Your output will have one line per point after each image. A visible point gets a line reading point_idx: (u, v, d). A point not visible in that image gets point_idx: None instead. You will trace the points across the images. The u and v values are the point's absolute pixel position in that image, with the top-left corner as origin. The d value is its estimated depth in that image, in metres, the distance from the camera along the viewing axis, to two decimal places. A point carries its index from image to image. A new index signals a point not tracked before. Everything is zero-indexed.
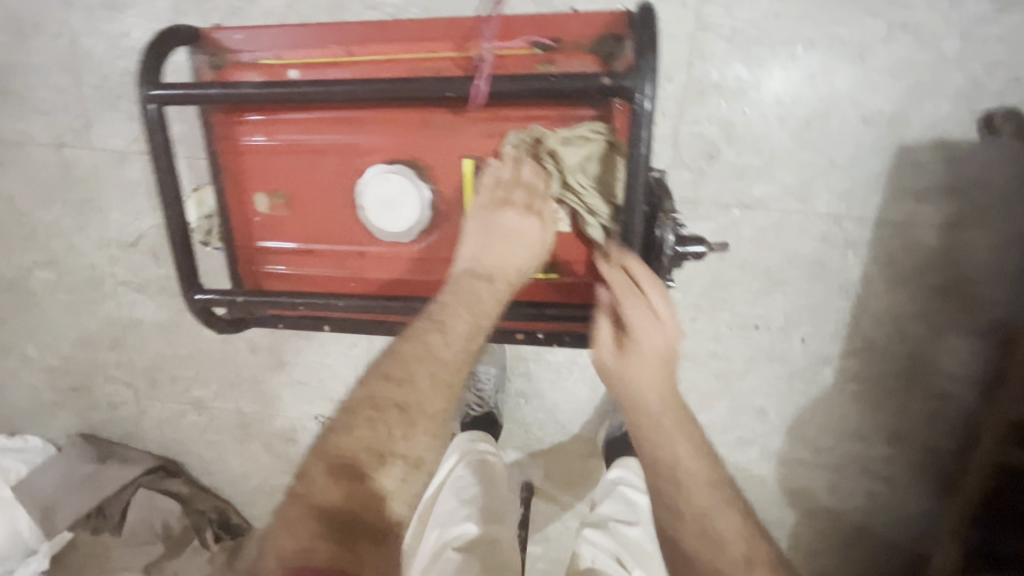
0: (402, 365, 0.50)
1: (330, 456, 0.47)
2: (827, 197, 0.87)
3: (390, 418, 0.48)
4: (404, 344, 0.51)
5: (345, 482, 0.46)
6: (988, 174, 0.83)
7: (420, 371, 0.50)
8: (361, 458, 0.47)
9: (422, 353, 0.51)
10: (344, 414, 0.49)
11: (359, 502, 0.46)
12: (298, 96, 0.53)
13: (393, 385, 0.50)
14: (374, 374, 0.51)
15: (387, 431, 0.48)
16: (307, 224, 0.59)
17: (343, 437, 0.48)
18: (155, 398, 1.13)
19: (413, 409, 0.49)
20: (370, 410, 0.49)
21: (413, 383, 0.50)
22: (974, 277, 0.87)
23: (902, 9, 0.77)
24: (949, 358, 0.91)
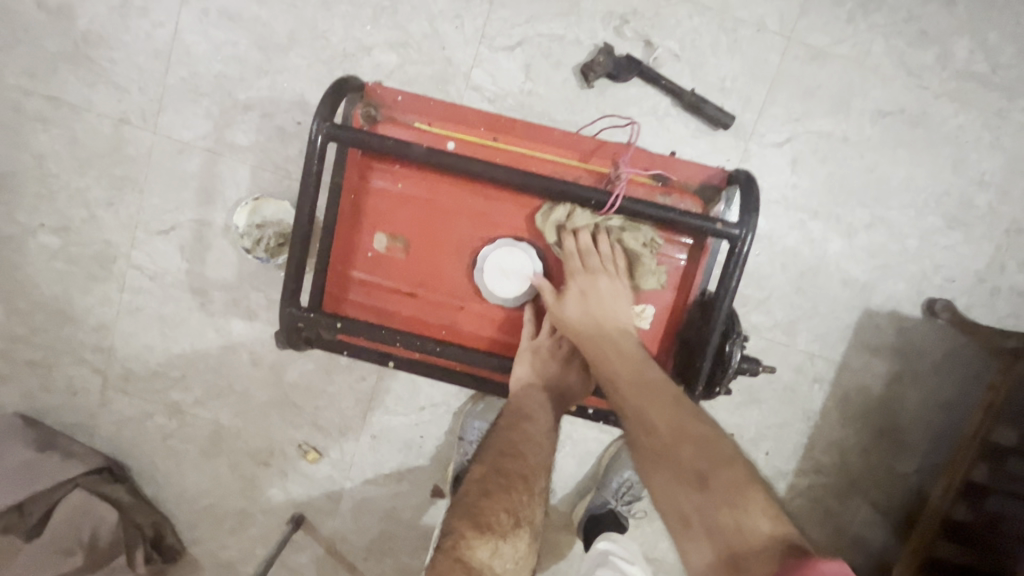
0: (521, 407, 0.65)
1: (474, 519, 0.57)
2: (806, 337, 1.04)
3: (514, 486, 0.60)
4: (509, 432, 0.63)
5: (490, 541, 0.56)
6: (924, 346, 1.04)
7: (529, 453, 0.62)
8: (497, 523, 0.57)
9: (525, 443, 0.63)
10: (472, 490, 0.60)
11: (502, 560, 0.56)
12: (458, 168, 0.60)
13: (512, 463, 0.61)
14: (494, 458, 0.62)
15: (516, 501, 0.59)
16: (419, 272, 0.65)
17: (477, 504, 0.58)
18: (124, 393, 1.06)
19: (528, 484, 0.61)
20: (499, 486, 0.59)
21: (524, 465, 0.62)
22: (905, 427, 1.06)
23: (884, 207, 0.99)
24: (877, 491, 1.08)
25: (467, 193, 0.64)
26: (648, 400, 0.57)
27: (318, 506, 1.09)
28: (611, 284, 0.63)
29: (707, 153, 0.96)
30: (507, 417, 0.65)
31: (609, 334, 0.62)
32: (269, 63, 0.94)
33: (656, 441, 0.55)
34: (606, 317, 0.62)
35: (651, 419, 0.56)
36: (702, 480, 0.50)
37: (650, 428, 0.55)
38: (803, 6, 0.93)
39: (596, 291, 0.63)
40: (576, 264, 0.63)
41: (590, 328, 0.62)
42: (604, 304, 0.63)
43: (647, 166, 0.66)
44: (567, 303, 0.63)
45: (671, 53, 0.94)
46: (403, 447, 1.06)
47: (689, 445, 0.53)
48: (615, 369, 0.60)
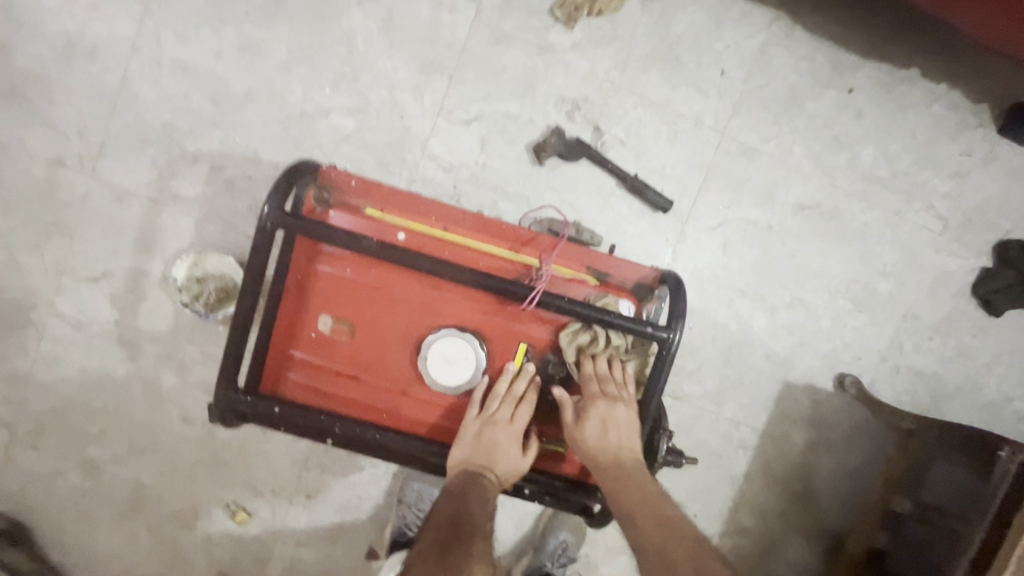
0: (465, 473, 0.64)
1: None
2: (732, 406, 1.11)
3: (451, 548, 0.57)
4: (445, 507, 0.62)
5: None
6: (835, 417, 1.13)
7: (465, 519, 0.60)
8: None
9: (461, 513, 0.61)
10: (412, 564, 0.57)
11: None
12: (406, 262, 0.62)
13: (450, 531, 0.59)
14: (433, 530, 0.60)
15: (453, 564, 0.56)
16: (361, 355, 0.66)
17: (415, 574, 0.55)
18: (33, 448, 0.98)
19: (467, 547, 0.58)
20: (435, 552, 0.57)
21: (461, 531, 0.59)
22: (821, 491, 1.14)
23: (802, 289, 1.09)
24: (794, 551, 1.15)
25: (414, 283, 0.66)
26: (664, 530, 0.59)
27: (243, 570, 1.04)
28: (623, 407, 0.65)
29: (648, 232, 1.03)
30: (449, 495, 0.63)
31: (620, 459, 0.64)
32: (222, 118, 0.94)
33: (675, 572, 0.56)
34: (620, 444, 0.64)
35: (668, 551, 0.58)
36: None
37: (666, 558, 0.57)
38: (734, 106, 1.03)
39: (611, 419, 0.64)
40: (594, 389, 0.66)
41: (603, 456, 0.64)
42: (620, 433, 0.64)
43: (585, 264, 0.71)
44: (588, 431, 0.64)
45: (618, 139, 1.00)
46: (339, 507, 1.04)
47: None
48: (629, 496, 0.61)
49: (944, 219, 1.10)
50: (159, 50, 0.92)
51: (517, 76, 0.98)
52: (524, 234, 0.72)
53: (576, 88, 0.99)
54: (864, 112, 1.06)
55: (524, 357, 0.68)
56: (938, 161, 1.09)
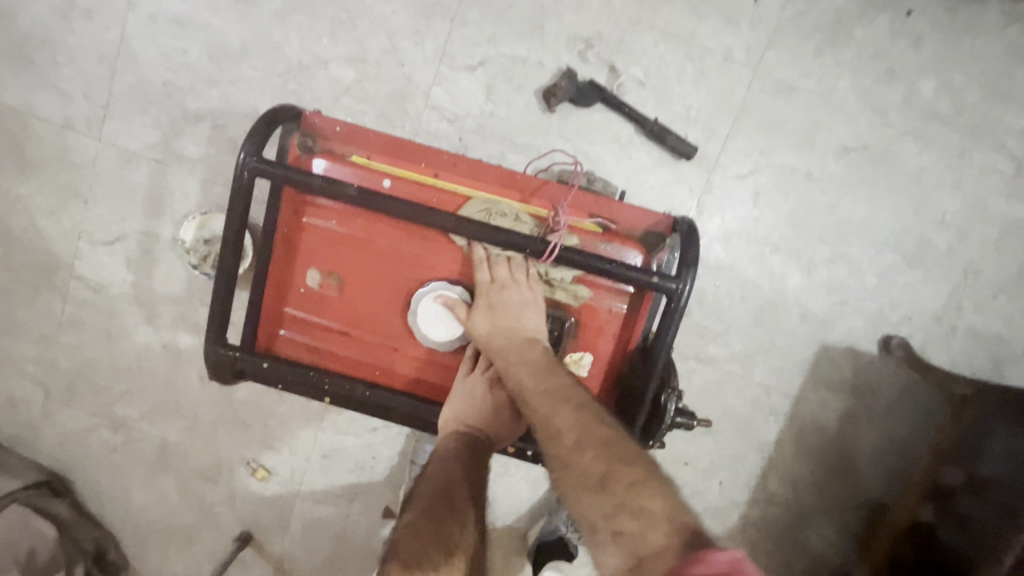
0: (454, 443, 0.60)
1: (404, 559, 0.51)
2: (763, 370, 1.04)
3: (443, 517, 0.55)
4: (434, 476, 0.58)
5: None
6: (878, 382, 1.04)
7: (456, 491, 0.57)
8: (428, 559, 0.51)
9: (453, 483, 0.57)
10: (400, 537, 0.53)
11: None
12: (389, 210, 0.58)
13: (442, 502, 0.56)
14: (422, 503, 0.56)
15: (445, 538, 0.53)
16: (350, 310, 0.64)
17: (408, 549, 0.51)
18: (66, 406, 1.03)
19: (459, 520, 0.56)
20: (428, 522, 0.54)
21: (453, 503, 0.56)
22: (860, 462, 1.07)
23: (844, 244, 0.99)
24: (828, 524, 1.09)
25: (404, 234, 0.62)
26: (554, 402, 0.54)
27: (266, 525, 1.07)
28: (518, 294, 0.61)
29: (670, 183, 0.94)
30: (442, 465, 0.59)
31: (519, 349, 0.59)
32: (221, 73, 0.91)
33: (557, 429, 0.53)
34: (517, 334, 0.60)
35: (557, 429, 0.52)
36: (601, 482, 0.48)
37: (554, 426, 0.53)
38: (770, 38, 0.92)
39: (501, 305, 0.60)
40: (489, 283, 0.61)
41: (499, 346, 0.59)
42: (511, 318, 0.60)
43: (590, 210, 0.65)
44: (481, 325, 0.60)
45: (636, 80, 0.92)
46: (354, 468, 1.04)
47: (574, 420, 0.52)
48: (526, 381, 0.57)
49: (1019, 159, 0.96)
50: (155, 4, 0.90)
51: (524, 14, 0.90)
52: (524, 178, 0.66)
53: (589, 25, 0.90)
54: (924, 37, 0.92)
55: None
56: (1013, 93, 0.94)
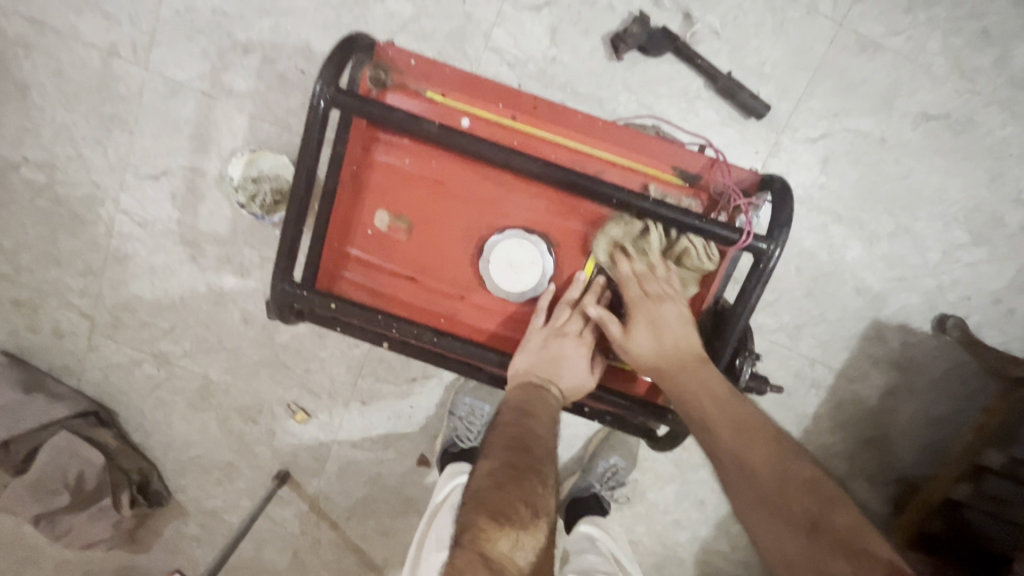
0: (531, 404, 0.55)
1: (491, 506, 0.44)
2: (809, 343, 1.02)
3: (527, 471, 0.48)
4: (510, 426, 0.52)
5: (512, 531, 0.43)
6: (925, 361, 1.02)
7: (535, 446, 0.51)
8: (517, 513, 0.44)
9: (531, 436, 0.52)
10: (480, 485, 0.46)
11: (524, 554, 0.43)
12: (471, 151, 0.55)
13: (522, 454, 0.49)
14: (500, 451, 0.49)
15: (533, 491, 0.46)
16: (418, 255, 0.62)
17: (490, 494, 0.45)
18: (111, 340, 1.03)
19: (541, 477, 0.49)
20: (514, 473, 0.47)
21: (534, 458, 0.50)
22: (895, 438, 1.06)
23: (910, 217, 0.95)
24: (855, 496, 1.09)
25: (478, 177, 0.60)
26: (754, 445, 0.48)
27: (304, 466, 1.10)
28: (678, 309, 0.57)
29: (735, 144, 0.90)
30: (516, 413, 0.54)
31: (687, 364, 0.54)
32: (273, 2, 0.87)
33: (758, 488, 0.46)
34: (683, 346, 0.56)
35: (749, 462, 0.48)
36: (812, 525, 0.43)
37: (748, 474, 0.47)
38: None
39: (662, 320, 0.57)
40: (635, 288, 0.58)
41: (659, 360, 0.56)
42: (675, 335, 0.56)
43: (673, 164, 0.61)
44: (638, 339, 0.57)
45: (711, 30, 0.86)
46: (393, 415, 1.05)
47: (789, 481, 0.46)
48: (683, 379, 0.53)
49: None
50: None
51: None
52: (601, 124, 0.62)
53: None
54: None
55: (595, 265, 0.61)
56: None
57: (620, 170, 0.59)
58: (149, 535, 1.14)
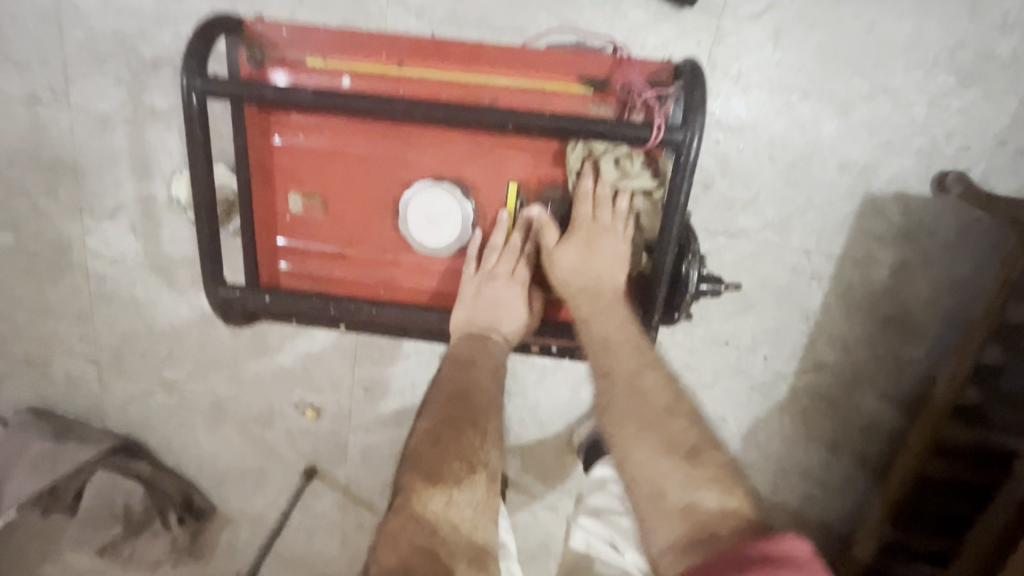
0: (473, 353, 0.58)
1: (426, 468, 0.50)
2: (801, 234, 0.96)
3: (464, 426, 0.53)
4: (453, 380, 0.56)
5: (444, 491, 0.49)
6: (933, 226, 0.94)
7: (477, 398, 0.56)
8: (449, 472, 0.50)
9: (472, 388, 0.56)
10: (420, 444, 0.53)
11: (459, 509, 0.49)
12: (353, 108, 0.53)
13: (460, 410, 0.54)
14: (440, 408, 0.55)
15: (467, 446, 0.52)
16: (340, 230, 0.61)
17: (423, 455, 0.51)
18: (120, 377, 1.08)
19: (480, 430, 0.54)
20: (448, 434, 0.52)
21: (474, 410, 0.55)
22: (914, 314, 1.00)
23: (886, 73, 0.86)
24: (884, 381, 1.04)
25: (375, 136, 0.58)
26: (643, 374, 0.57)
27: (328, 458, 1.13)
28: (615, 239, 0.57)
29: (673, 40, 0.83)
30: (457, 365, 0.58)
31: (604, 299, 0.59)
32: (167, 9, 0.84)
33: (646, 416, 0.55)
34: (601, 278, 0.58)
35: (643, 386, 0.56)
36: (691, 456, 0.53)
37: (643, 400, 0.56)
38: None
39: (595, 245, 0.58)
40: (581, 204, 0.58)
41: (579, 282, 0.59)
42: (604, 259, 0.58)
43: (577, 72, 0.57)
44: (565, 255, 0.58)
45: None
46: (397, 394, 1.07)
47: (677, 420, 0.55)
48: (599, 322, 0.58)
49: None
50: None
51: None
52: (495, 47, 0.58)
53: None
54: None
55: (518, 199, 0.59)
56: None
57: (518, 92, 0.56)
58: (208, 547, 1.22)
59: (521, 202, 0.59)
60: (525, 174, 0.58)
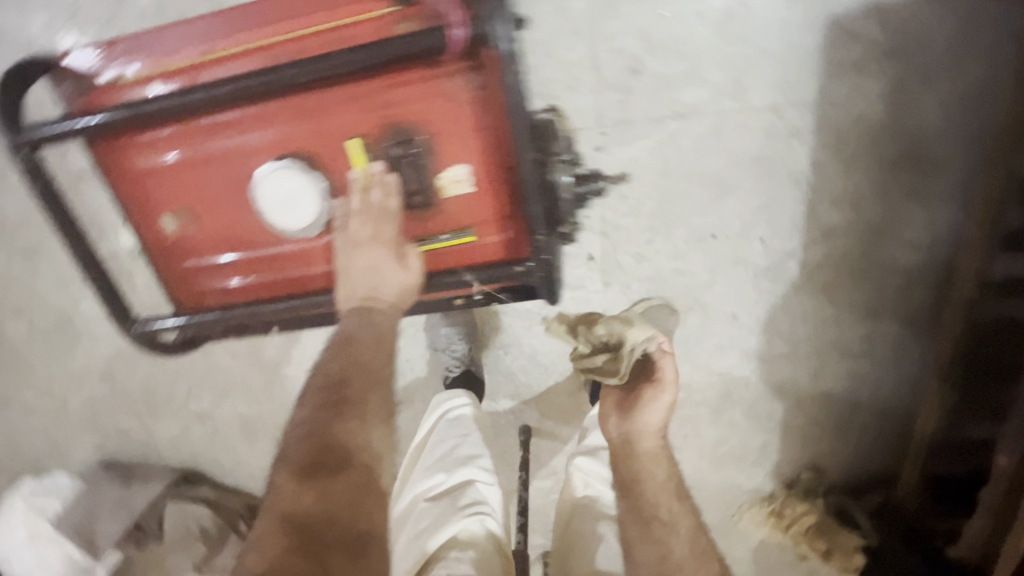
0: (348, 337, 0.60)
1: (298, 464, 0.52)
2: (761, 90, 0.84)
3: (338, 412, 0.55)
4: (329, 366, 0.58)
5: (317, 484, 0.51)
6: (920, 30, 0.80)
7: (352, 380, 0.57)
8: (323, 464, 0.52)
9: (349, 369, 0.58)
10: (296, 437, 0.55)
11: (332, 500, 0.50)
12: (181, 109, 0.58)
13: (336, 394, 0.56)
14: (315, 398, 0.57)
15: (342, 433, 0.54)
16: (222, 235, 0.67)
17: (297, 451, 0.53)
18: (157, 418, 1.17)
19: (359, 413, 0.56)
20: (321, 425, 0.54)
21: (349, 392, 0.56)
22: (928, 140, 0.85)
23: None
24: (911, 228, 0.90)
25: (219, 131, 0.62)
26: (665, 493, 0.80)
27: None
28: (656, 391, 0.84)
29: None
30: (340, 352, 0.58)
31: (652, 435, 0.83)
32: None
33: (680, 550, 0.74)
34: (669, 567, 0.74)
35: (672, 516, 0.78)
36: None
37: (675, 528, 0.76)
38: None
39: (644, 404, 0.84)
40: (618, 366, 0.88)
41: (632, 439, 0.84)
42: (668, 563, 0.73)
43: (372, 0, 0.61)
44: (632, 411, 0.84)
45: None
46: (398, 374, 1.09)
47: (697, 536, 0.77)
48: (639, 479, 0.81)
49: None
50: None
51: None
52: (297, 21, 0.62)
53: None
54: None
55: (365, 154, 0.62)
56: None
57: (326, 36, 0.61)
58: None
59: (370, 153, 0.62)
60: (362, 123, 0.61)
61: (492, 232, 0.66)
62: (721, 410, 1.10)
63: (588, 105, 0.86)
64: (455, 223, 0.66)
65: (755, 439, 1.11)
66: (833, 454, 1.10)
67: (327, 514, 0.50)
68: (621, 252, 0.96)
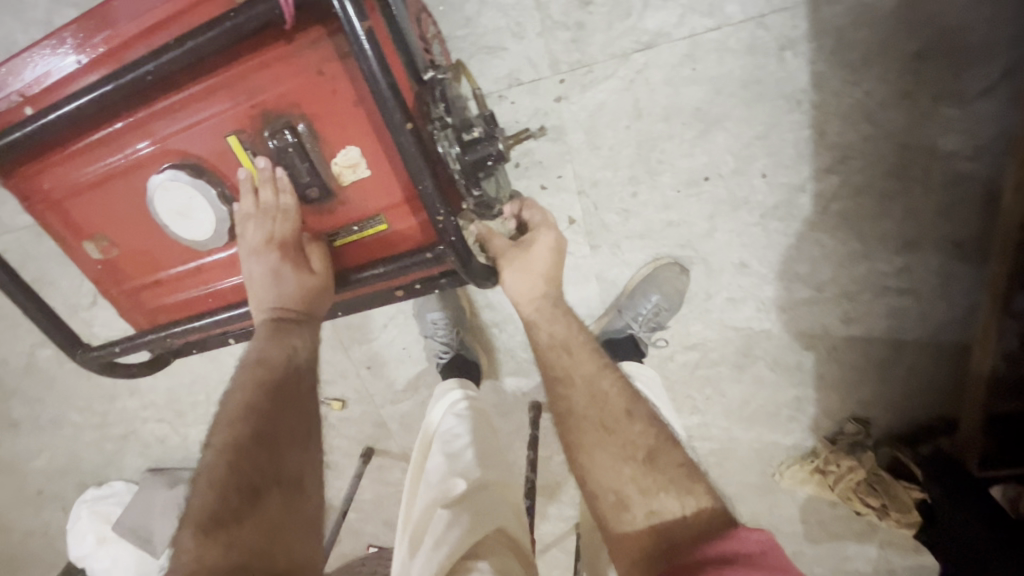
0: (260, 365, 0.60)
1: (197, 513, 0.50)
2: (737, 1, 0.73)
3: (247, 447, 0.54)
4: (242, 398, 0.58)
5: (220, 529, 0.49)
6: None
7: (266, 408, 0.58)
8: (227, 507, 0.51)
9: (263, 398, 0.59)
10: (197, 483, 0.53)
11: (237, 541, 0.49)
12: (42, 136, 0.54)
13: (246, 428, 0.56)
14: (222, 436, 0.56)
15: (251, 470, 0.53)
16: (140, 256, 0.64)
17: (199, 498, 0.52)
18: (188, 424, 1.23)
19: (270, 445, 0.56)
20: (226, 465, 0.53)
21: (261, 424, 0.57)
22: (956, 26, 0.71)
23: None
24: (947, 136, 0.76)
25: (95, 152, 0.58)
26: (616, 402, 0.66)
27: (375, 436, 1.18)
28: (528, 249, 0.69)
29: None
30: (259, 378, 0.59)
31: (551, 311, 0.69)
32: None
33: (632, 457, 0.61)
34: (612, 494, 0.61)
35: (622, 421, 0.64)
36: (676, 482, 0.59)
37: (624, 436, 0.63)
38: None
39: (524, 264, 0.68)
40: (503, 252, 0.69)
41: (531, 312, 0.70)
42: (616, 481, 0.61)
43: None
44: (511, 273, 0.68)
45: None
46: (397, 361, 1.07)
47: (659, 443, 0.62)
48: (578, 405, 0.66)
49: None
50: None
51: None
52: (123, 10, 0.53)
53: None
54: None
55: (247, 150, 0.56)
56: None
57: (161, 29, 0.52)
58: None
59: (249, 151, 0.56)
60: (232, 119, 0.55)
61: (404, 217, 0.60)
62: (744, 367, 0.98)
63: (539, 52, 0.77)
64: (363, 214, 0.60)
65: (787, 393, 0.99)
66: (880, 403, 0.97)
67: (237, 558, 0.48)
68: (602, 210, 0.86)
